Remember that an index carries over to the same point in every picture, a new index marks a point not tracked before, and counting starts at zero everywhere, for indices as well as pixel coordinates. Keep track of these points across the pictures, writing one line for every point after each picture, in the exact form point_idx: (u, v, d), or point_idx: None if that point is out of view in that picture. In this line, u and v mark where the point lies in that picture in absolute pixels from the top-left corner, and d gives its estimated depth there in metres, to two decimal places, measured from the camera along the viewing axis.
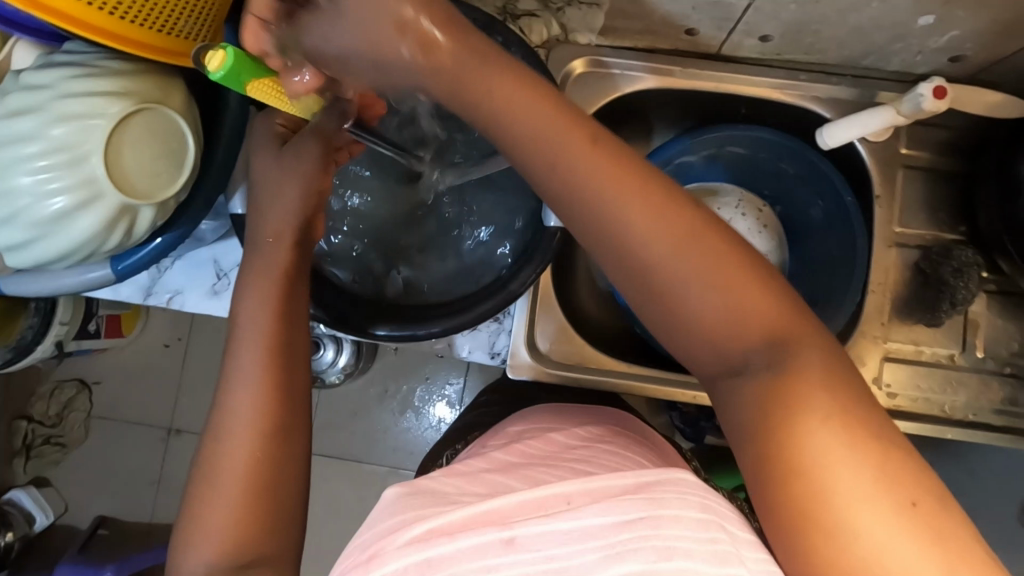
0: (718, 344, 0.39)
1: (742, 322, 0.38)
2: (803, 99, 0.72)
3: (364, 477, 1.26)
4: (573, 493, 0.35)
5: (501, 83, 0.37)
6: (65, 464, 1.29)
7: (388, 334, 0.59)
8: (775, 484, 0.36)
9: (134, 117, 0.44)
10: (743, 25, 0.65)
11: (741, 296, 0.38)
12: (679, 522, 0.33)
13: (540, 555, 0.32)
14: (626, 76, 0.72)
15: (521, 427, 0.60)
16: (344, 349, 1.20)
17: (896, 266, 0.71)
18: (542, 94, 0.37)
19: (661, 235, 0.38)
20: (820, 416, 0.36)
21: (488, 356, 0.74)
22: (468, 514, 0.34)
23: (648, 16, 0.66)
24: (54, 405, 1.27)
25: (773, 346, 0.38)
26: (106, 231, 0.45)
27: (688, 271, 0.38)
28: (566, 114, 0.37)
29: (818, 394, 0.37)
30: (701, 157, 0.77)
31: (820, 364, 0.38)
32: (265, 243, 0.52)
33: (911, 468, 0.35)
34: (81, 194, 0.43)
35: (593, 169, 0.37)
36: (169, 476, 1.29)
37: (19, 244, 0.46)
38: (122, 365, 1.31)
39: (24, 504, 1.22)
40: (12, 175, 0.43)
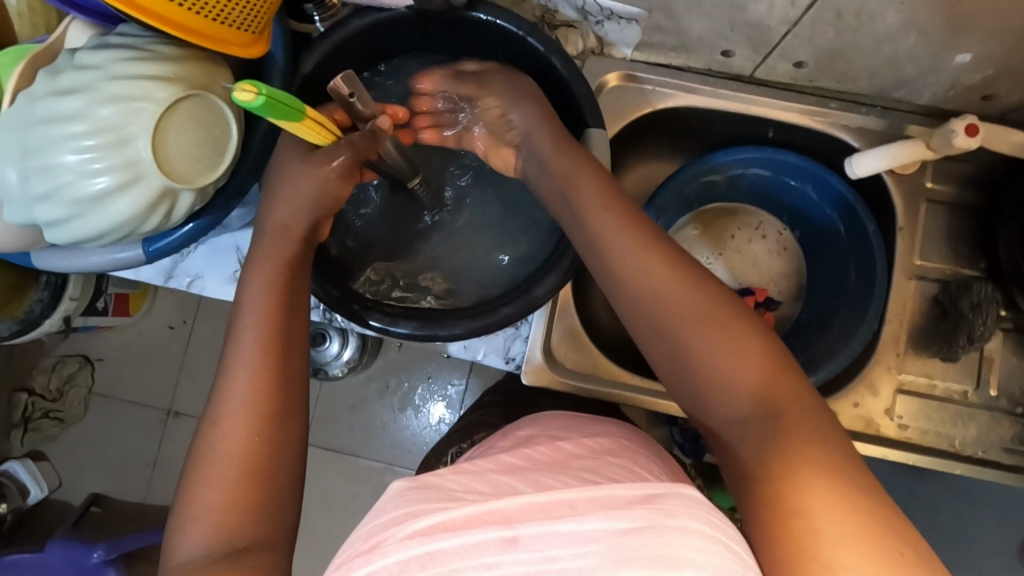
0: (721, 388, 0.45)
1: (744, 370, 0.45)
2: (832, 127, 0.73)
3: (360, 473, 1.26)
4: (578, 500, 0.35)
5: (573, 177, 0.54)
6: (62, 439, 1.30)
7: (410, 335, 0.59)
8: (774, 524, 0.38)
9: (182, 102, 0.44)
10: (779, 50, 0.66)
11: (746, 351, 0.45)
12: (682, 532, 0.33)
13: (540, 555, 0.32)
14: (658, 92, 0.73)
15: (531, 431, 0.60)
16: (349, 343, 1.21)
17: (913, 298, 0.71)
18: (582, 173, 0.54)
19: (662, 275, 0.49)
20: (819, 466, 0.39)
21: (503, 360, 0.73)
22: (472, 511, 0.34)
23: (683, 33, 0.67)
24: (56, 379, 1.29)
25: (761, 390, 0.44)
26: (144, 214, 0.46)
27: (699, 327, 0.46)
28: (592, 182, 0.54)
29: (814, 447, 0.41)
30: (725, 177, 0.78)
31: (817, 426, 0.42)
32: (273, 232, 0.53)
33: (896, 526, 0.36)
34: (122, 175, 0.43)
35: (605, 224, 0.51)
36: (165, 459, 1.30)
37: (56, 220, 0.45)
38: (126, 343, 1.32)
39: (19, 476, 1.23)
40: (54, 153, 0.43)
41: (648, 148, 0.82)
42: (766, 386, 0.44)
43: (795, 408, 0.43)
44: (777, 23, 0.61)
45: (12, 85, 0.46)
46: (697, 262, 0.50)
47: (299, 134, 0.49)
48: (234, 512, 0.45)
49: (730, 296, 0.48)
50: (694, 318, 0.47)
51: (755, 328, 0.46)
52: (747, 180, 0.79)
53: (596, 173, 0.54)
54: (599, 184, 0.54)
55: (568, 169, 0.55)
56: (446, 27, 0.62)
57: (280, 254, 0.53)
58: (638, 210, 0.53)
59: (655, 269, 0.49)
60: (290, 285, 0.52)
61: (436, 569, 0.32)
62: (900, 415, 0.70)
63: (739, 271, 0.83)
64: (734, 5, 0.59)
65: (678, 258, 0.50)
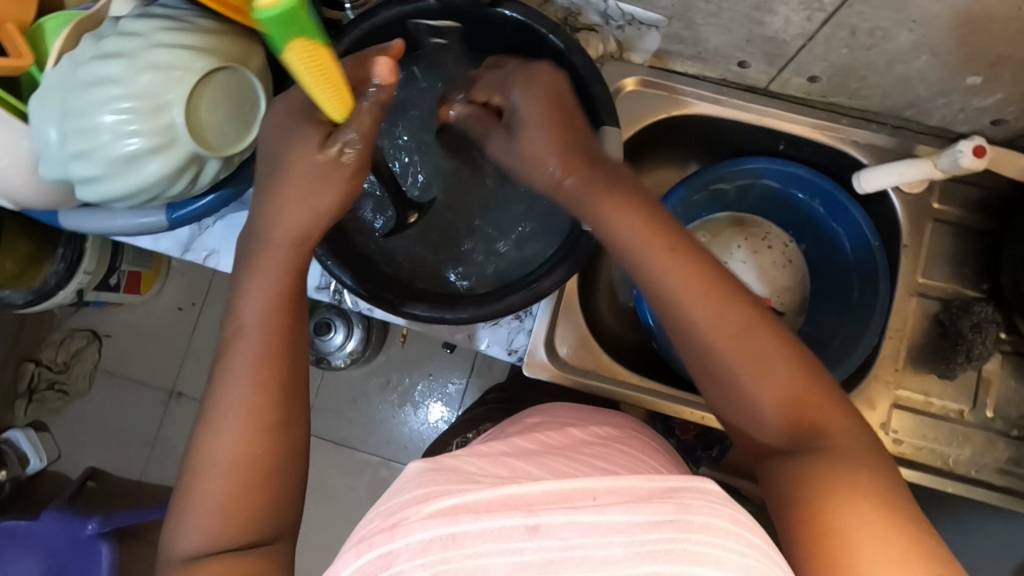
0: (760, 413, 0.45)
1: (785, 397, 0.45)
2: (842, 142, 0.74)
3: (355, 465, 1.28)
4: (600, 489, 0.33)
5: (599, 190, 0.51)
6: (65, 411, 1.33)
7: (420, 317, 0.60)
8: (813, 546, 0.39)
9: (216, 73, 0.46)
10: (794, 64, 0.67)
11: (795, 387, 0.45)
12: (708, 529, 0.33)
13: (563, 544, 0.31)
14: (673, 99, 0.75)
15: (538, 419, 0.62)
16: (354, 335, 1.23)
17: (915, 316, 0.72)
18: (610, 187, 0.51)
19: (702, 298, 0.46)
20: (863, 494, 0.40)
21: (506, 352, 0.74)
22: (493, 495, 0.33)
23: (699, 43, 0.68)
24: (63, 352, 1.32)
25: (803, 417, 0.44)
26: (173, 177, 0.47)
27: (749, 360, 0.45)
28: (622, 193, 0.50)
29: (856, 473, 0.41)
30: (734, 186, 0.79)
31: (860, 453, 0.42)
32: (284, 245, 0.49)
33: (937, 553, 0.37)
34: (155, 139, 0.45)
35: (639, 240, 0.48)
36: (164, 438, 1.33)
37: (89, 177, 0.47)
38: (135, 321, 1.35)
39: (20, 445, 1.26)
40: (92, 114, 0.45)
41: (660, 155, 0.83)
42: (805, 412, 0.44)
43: (841, 440, 0.43)
44: (792, 37, 0.62)
45: (57, 49, 0.48)
46: (736, 280, 0.48)
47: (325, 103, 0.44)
48: (230, 522, 0.44)
49: (770, 319, 0.47)
50: (744, 353, 0.45)
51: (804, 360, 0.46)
52: (755, 191, 0.80)
53: (626, 184, 0.51)
54: (640, 212, 0.49)
55: (591, 181, 0.51)
56: (471, 23, 0.64)
57: (288, 266, 0.50)
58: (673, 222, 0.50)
59: (705, 298, 0.46)
60: (293, 294, 0.50)
61: (459, 552, 0.31)
62: (895, 432, 0.71)
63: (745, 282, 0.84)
64: (752, 17, 0.61)
65: (728, 286, 0.47)
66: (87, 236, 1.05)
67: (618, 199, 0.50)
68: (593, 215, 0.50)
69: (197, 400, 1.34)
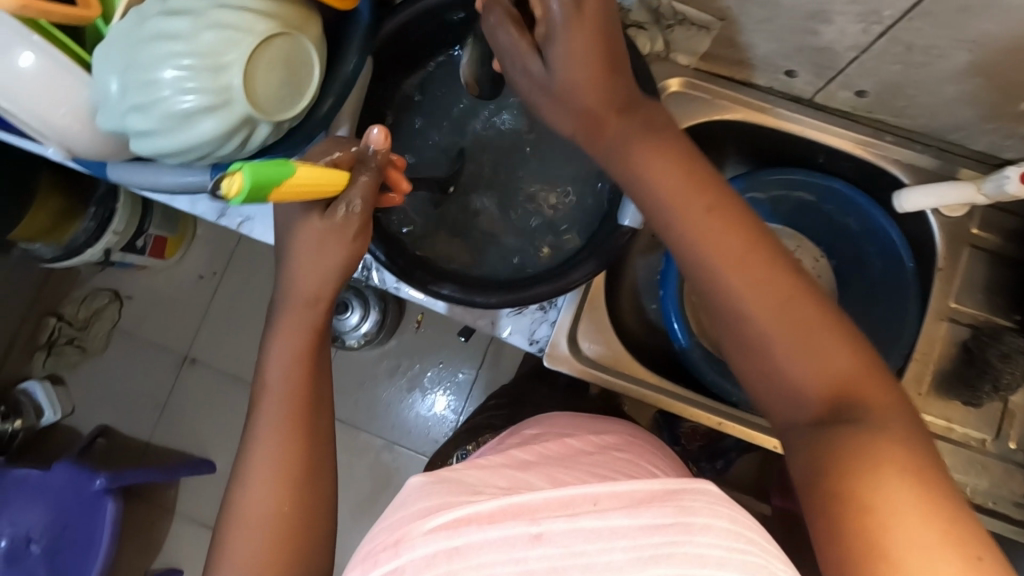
0: (787, 381, 0.43)
1: (816, 366, 0.43)
2: (883, 159, 0.73)
3: (360, 445, 1.30)
4: (601, 495, 0.34)
5: (636, 138, 0.50)
6: (81, 367, 1.36)
7: (446, 296, 0.61)
8: (839, 520, 0.37)
9: (275, 38, 0.47)
10: (843, 77, 0.67)
11: (828, 350, 0.43)
12: (710, 531, 0.32)
13: (565, 551, 0.31)
14: (716, 104, 0.75)
15: (537, 430, 0.62)
16: (369, 317, 1.23)
17: (943, 341, 0.71)
18: (648, 139, 0.50)
19: (732, 254, 0.45)
20: (897, 465, 0.37)
21: (527, 341, 0.74)
22: (496, 505, 0.33)
23: (748, 49, 0.68)
24: (84, 310, 1.35)
25: (837, 387, 0.42)
26: (224, 137, 0.48)
27: (777, 317, 0.44)
28: (660, 144, 0.49)
29: (890, 444, 0.39)
30: (768, 197, 0.78)
31: (895, 425, 0.40)
32: (300, 306, 0.56)
33: (975, 531, 0.35)
34: (211, 98, 0.46)
35: (674, 192, 0.47)
36: (175, 402, 1.36)
37: (144, 131, 0.47)
38: (155, 285, 1.38)
39: (36, 397, 1.29)
40: (154, 69, 0.45)
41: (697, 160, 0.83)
42: (840, 381, 0.42)
43: (875, 408, 0.41)
44: (844, 49, 0.62)
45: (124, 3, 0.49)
46: (770, 239, 0.46)
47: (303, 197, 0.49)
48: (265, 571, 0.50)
49: (804, 281, 0.45)
50: (775, 307, 0.44)
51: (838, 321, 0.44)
52: (790, 203, 0.79)
53: (665, 135, 0.50)
54: (678, 164, 0.49)
55: (630, 129, 0.50)
56: None
57: (306, 324, 0.56)
58: (712, 174, 0.48)
59: (738, 248, 0.45)
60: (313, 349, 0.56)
61: (463, 565, 0.31)
62: None
63: None
64: (805, 26, 0.60)
65: (760, 240, 0.46)
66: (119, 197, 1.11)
67: (653, 151, 0.49)
68: (630, 162, 0.49)
69: (209, 368, 1.36)
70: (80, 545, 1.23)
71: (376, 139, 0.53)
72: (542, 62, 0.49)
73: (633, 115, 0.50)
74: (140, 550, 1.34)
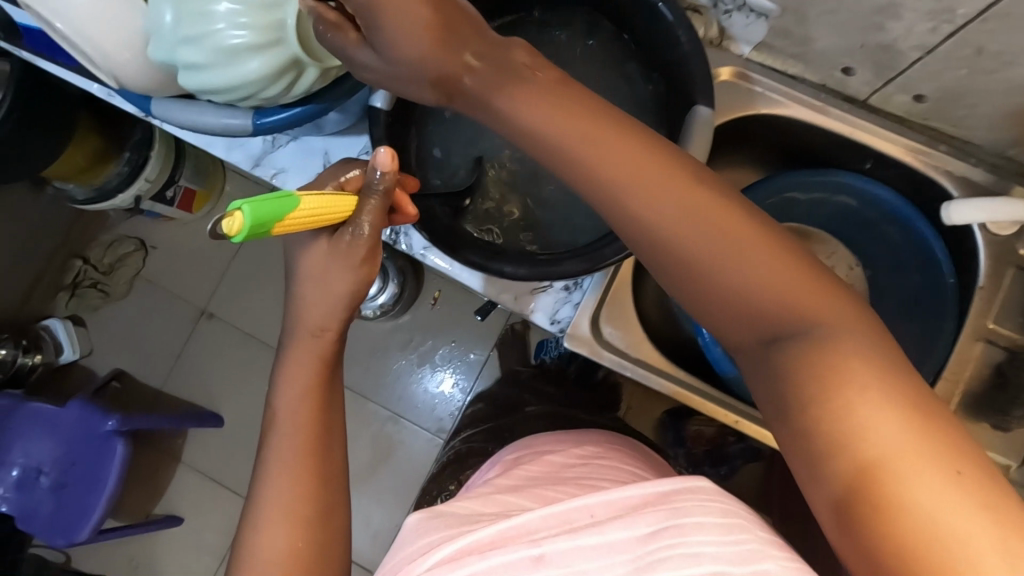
0: (743, 316, 0.42)
1: (764, 293, 0.41)
2: (934, 169, 0.71)
3: (366, 413, 1.31)
4: (594, 509, 0.39)
5: (521, 91, 0.44)
6: (102, 310, 1.40)
7: (471, 262, 0.61)
8: (828, 467, 0.36)
9: None
10: (902, 79, 0.64)
11: (771, 281, 0.41)
12: (700, 529, 0.36)
13: (568, 569, 0.35)
14: (767, 98, 0.73)
15: (513, 454, 0.66)
16: (387, 290, 1.24)
17: (976, 361, 0.69)
18: (542, 86, 0.44)
19: (662, 201, 0.42)
20: (862, 390, 0.36)
21: (548, 321, 0.73)
22: (496, 535, 0.37)
23: (806, 42, 0.66)
24: (109, 255, 1.38)
25: (787, 308, 0.40)
26: (270, 79, 0.48)
27: (720, 262, 0.41)
28: (561, 87, 0.45)
29: (850, 364, 0.37)
30: (807, 198, 0.76)
31: (852, 337, 0.38)
32: (311, 326, 0.58)
33: (948, 436, 0.34)
34: (262, 36, 0.46)
35: (591, 145, 0.43)
36: (189, 353, 1.38)
37: (193, 64, 0.47)
38: (181, 236, 1.40)
39: (58, 335, 1.31)
40: (211, 2, 0.46)
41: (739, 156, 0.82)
42: (788, 306, 0.40)
43: (827, 321, 0.39)
44: (909, 48, 0.59)
45: None
46: (688, 167, 0.43)
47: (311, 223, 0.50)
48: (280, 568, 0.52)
49: (728, 202, 0.42)
50: (712, 255, 0.42)
51: (772, 238, 0.42)
52: (828, 208, 0.77)
53: (559, 81, 0.45)
54: (566, 86, 0.44)
55: (518, 84, 0.44)
56: None
57: (314, 354, 0.58)
58: (619, 112, 0.45)
59: (677, 195, 0.42)
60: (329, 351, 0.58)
61: None
62: None
63: None
64: (870, 20, 0.58)
65: (689, 176, 0.43)
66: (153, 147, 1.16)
67: (547, 101, 0.44)
68: (511, 117, 0.45)
69: (226, 323, 1.37)
70: (86, 484, 1.26)
71: (378, 165, 0.51)
72: (370, 52, 0.43)
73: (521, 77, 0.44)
74: (145, 494, 1.36)
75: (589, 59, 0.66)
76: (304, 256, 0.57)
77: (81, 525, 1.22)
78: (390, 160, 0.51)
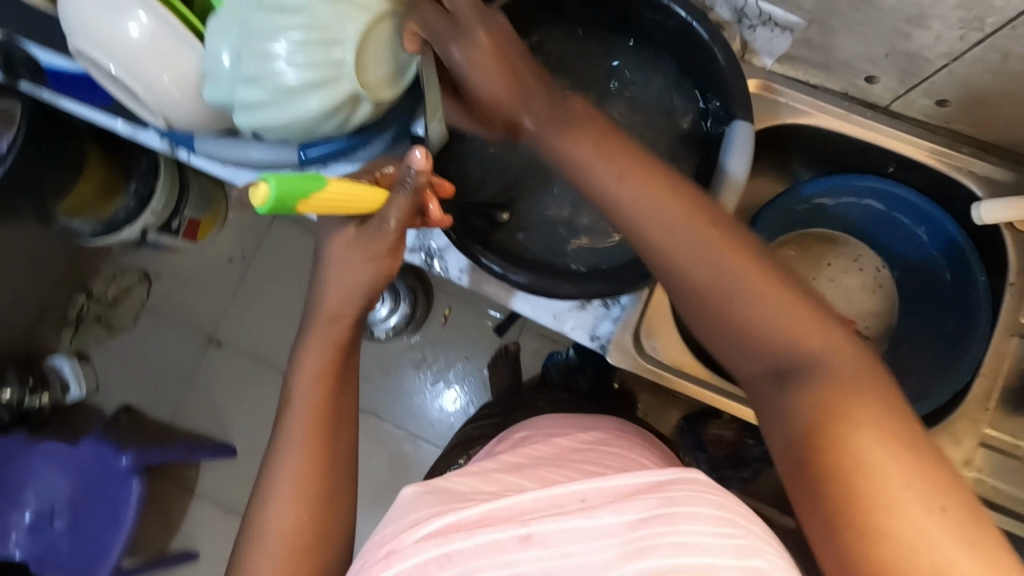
0: (752, 348, 0.43)
1: (775, 329, 0.43)
2: (959, 170, 0.72)
3: (381, 434, 1.30)
4: (588, 493, 0.38)
5: (560, 128, 0.47)
6: (107, 343, 1.37)
7: (526, 285, 0.60)
8: (822, 494, 0.38)
9: (387, 14, 0.47)
10: (927, 85, 0.66)
11: (784, 316, 0.43)
12: (689, 519, 0.36)
13: (556, 550, 0.35)
14: (790, 108, 0.75)
15: (525, 432, 0.67)
16: (398, 309, 1.27)
17: (1012, 356, 0.70)
18: (580, 124, 0.47)
19: (682, 232, 0.44)
20: (863, 424, 0.38)
21: (588, 337, 0.74)
22: (487, 511, 0.37)
23: (830, 52, 0.67)
24: (113, 288, 1.37)
25: (794, 344, 0.42)
26: (328, 115, 0.48)
27: (735, 295, 0.43)
28: (594, 125, 0.47)
29: (853, 401, 0.39)
30: (836, 203, 0.78)
31: (855, 374, 0.40)
32: (325, 320, 0.58)
33: (942, 476, 0.36)
34: (320, 74, 0.45)
35: (616, 176, 0.46)
36: (199, 382, 1.36)
37: (250, 105, 0.47)
38: (186, 265, 1.38)
39: (63, 372, 1.29)
40: (266, 41, 0.45)
41: (757, 163, 0.84)
42: (796, 341, 0.42)
43: (833, 360, 0.41)
44: (936, 56, 0.61)
45: None
46: (711, 204, 0.46)
47: (344, 210, 0.50)
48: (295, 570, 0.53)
49: (748, 242, 0.45)
50: (729, 288, 0.43)
51: (787, 280, 0.44)
52: (858, 210, 0.78)
53: (593, 119, 0.48)
54: (609, 137, 0.47)
55: (561, 123, 0.47)
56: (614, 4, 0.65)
57: (331, 338, 0.58)
58: (645, 151, 0.47)
59: (699, 233, 0.44)
60: (342, 352, 0.58)
61: (453, 569, 0.34)
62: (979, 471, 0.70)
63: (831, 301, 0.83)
64: (899, 30, 0.60)
65: (710, 214, 0.45)
66: (156, 178, 1.12)
67: (584, 137, 0.47)
68: (555, 153, 0.47)
69: (237, 349, 1.36)
70: (97, 521, 1.24)
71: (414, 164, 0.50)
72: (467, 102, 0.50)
73: (561, 115, 0.47)
74: (159, 526, 1.34)
75: (619, 77, 0.67)
76: (345, 269, 0.57)
77: (102, 561, 1.21)
78: (428, 160, 0.50)
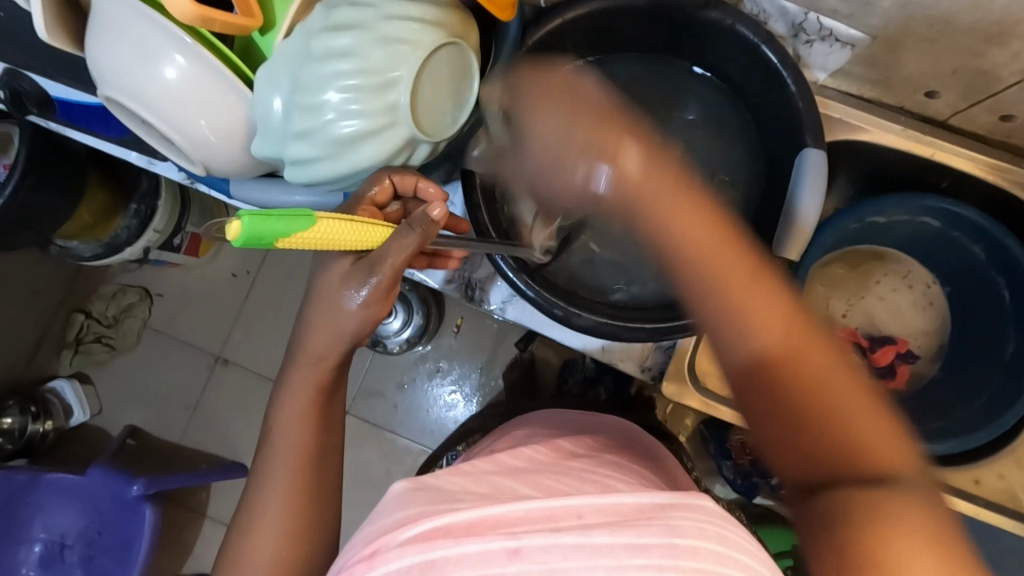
0: (796, 441, 0.34)
1: (834, 423, 0.33)
2: (1018, 186, 0.70)
3: (397, 451, 1.26)
4: (587, 508, 0.33)
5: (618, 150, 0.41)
6: (109, 365, 1.31)
7: (597, 324, 0.57)
8: None
9: (441, 51, 0.46)
10: (993, 101, 0.63)
11: (846, 412, 0.33)
12: (694, 555, 0.31)
13: (545, 568, 0.30)
14: (845, 123, 0.71)
15: (527, 431, 0.64)
16: (411, 322, 1.21)
17: None
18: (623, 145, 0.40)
19: (724, 273, 0.37)
20: (915, 547, 0.29)
21: (639, 369, 0.71)
22: (473, 516, 0.32)
23: (892, 68, 0.64)
24: (113, 307, 1.29)
25: (852, 450, 0.32)
26: (384, 163, 0.48)
27: (788, 366, 0.34)
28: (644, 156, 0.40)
29: (910, 526, 0.30)
30: (889, 220, 0.75)
31: (926, 506, 0.30)
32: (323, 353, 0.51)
33: None
34: (376, 122, 0.45)
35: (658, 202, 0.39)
36: (205, 404, 1.30)
37: (303, 158, 0.47)
38: (189, 282, 1.32)
39: (65, 397, 1.23)
40: (320, 91, 0.45)
41: None
42: (858, 442, 0.32)
43: (901, 479, 0.31)
44: (1012, 73, 0.58)
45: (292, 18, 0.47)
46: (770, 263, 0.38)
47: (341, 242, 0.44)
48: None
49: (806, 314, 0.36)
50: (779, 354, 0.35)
51: (859, 377, 0.34)
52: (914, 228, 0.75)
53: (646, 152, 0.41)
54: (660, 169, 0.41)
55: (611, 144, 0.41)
56: (670, 19, 0.61)
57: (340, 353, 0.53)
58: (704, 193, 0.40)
59: (741, 280, 0.36)
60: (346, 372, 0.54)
61: None
62: None
63: (880, 319, 0.81)
64: (975, 48, 0.56)
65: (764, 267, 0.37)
66: (161, 195, 1.06)
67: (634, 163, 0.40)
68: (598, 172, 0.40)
69: (244, 369, 1.30)
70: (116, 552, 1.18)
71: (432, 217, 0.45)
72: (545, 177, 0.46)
73: (616, 145, 0.41)
74: (173, 551, 1.29)
75: None
76: None
77: None
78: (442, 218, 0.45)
